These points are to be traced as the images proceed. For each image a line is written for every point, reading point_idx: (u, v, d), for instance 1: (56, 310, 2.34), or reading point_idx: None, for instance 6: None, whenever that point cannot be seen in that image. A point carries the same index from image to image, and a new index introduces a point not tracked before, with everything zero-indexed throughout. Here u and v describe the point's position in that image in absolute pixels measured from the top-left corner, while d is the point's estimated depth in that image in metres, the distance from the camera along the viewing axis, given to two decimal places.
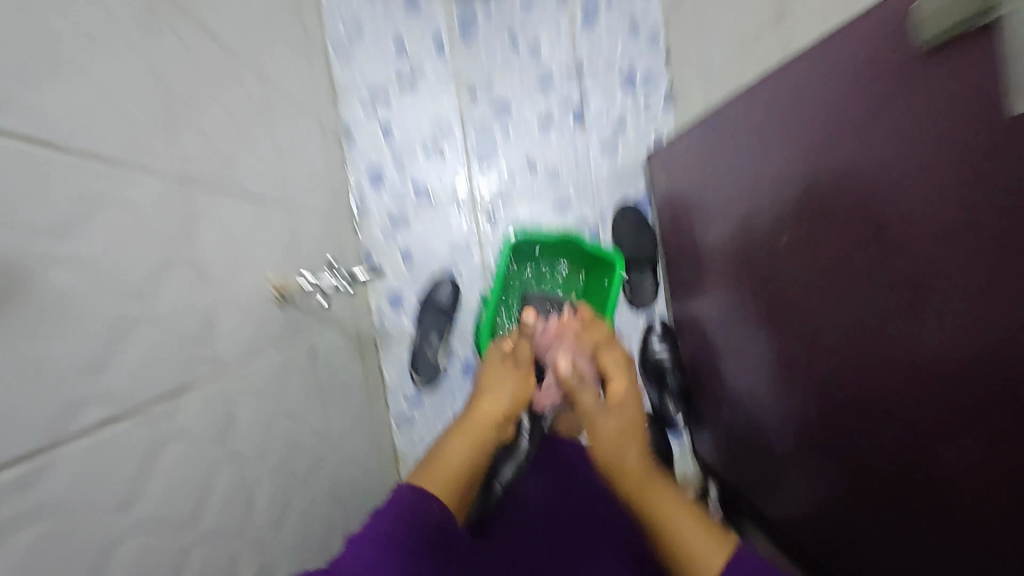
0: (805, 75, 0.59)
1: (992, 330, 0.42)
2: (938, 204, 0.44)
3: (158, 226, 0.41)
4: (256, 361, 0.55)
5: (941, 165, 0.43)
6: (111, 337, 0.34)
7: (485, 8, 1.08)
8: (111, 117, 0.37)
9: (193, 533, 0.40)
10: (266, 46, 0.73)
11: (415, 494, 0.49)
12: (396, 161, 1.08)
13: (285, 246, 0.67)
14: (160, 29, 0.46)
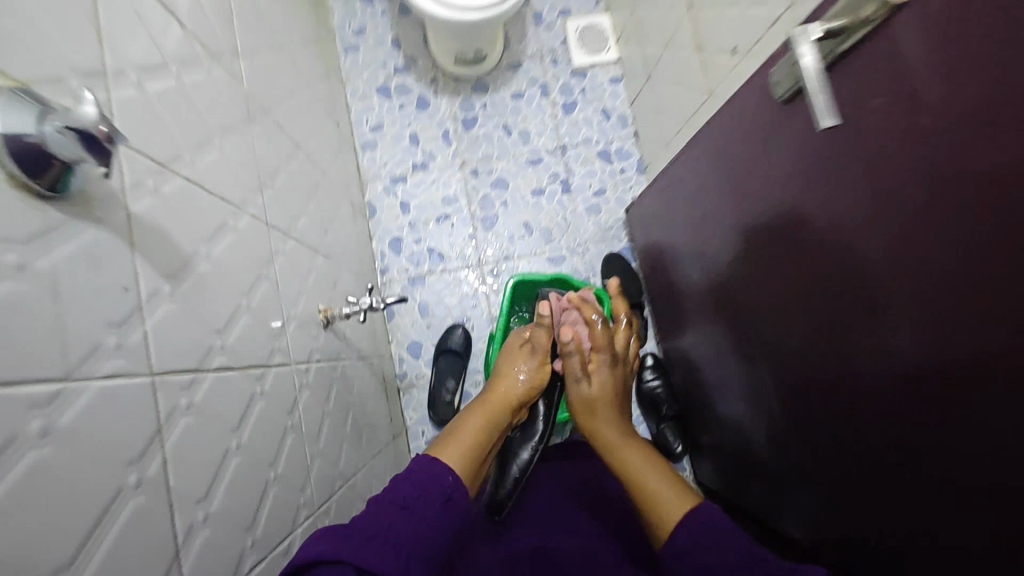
0: (723, 131, 0.78)
1: (853, 303, 0.55)
2: (896, 192, 0.46)
3: (254, 250, 0.58)
4: (309, 365, 0.70)
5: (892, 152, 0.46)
6: (229, 313, 0.50)
7: (481, 106, 1.32)
8: (229, 175, 0.56)
9: (274, 472, 0.53)
10: (313, 139, 0.95)
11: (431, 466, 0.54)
12: (413, 230, 1.28)
13: (328, 286, 0.84)
14: (251, 121, 0.66)
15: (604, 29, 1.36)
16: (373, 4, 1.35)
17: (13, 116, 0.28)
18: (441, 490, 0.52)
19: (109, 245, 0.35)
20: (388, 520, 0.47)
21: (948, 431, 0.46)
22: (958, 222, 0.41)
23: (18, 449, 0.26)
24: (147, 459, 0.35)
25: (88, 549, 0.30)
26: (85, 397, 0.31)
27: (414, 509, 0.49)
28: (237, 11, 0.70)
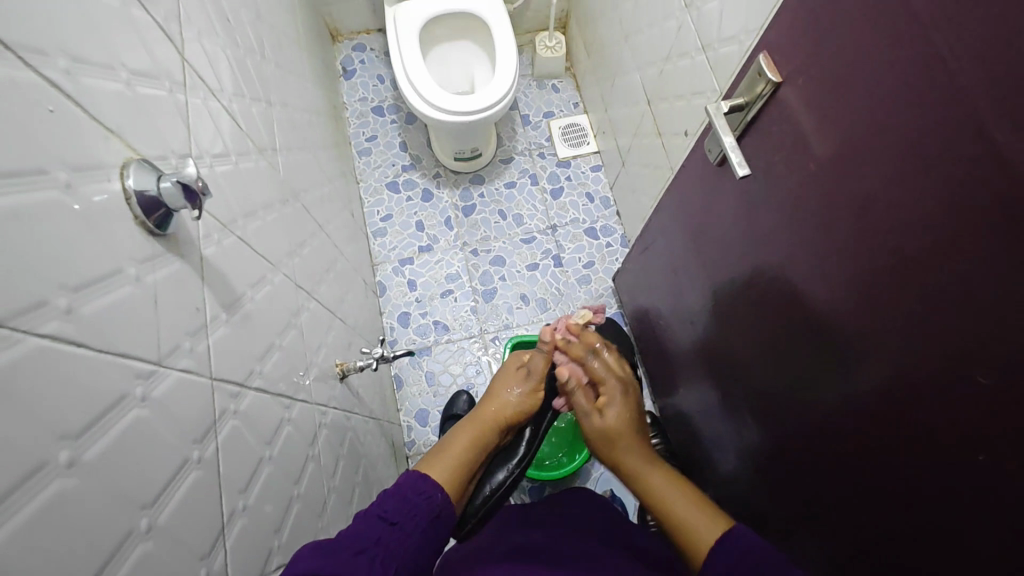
0: (680, 197, 0.91)
1: (815, 317, 0.63)
2: (836, 224, 0.56)
3: (285, 302, 0.69)
4: (328, 409, 0.78)
5: (826, 193, 0.57)
6: (265, 347, 0.60)
7: (479, 194, 1.50)
8: (267, 240, 0.68)
9: (297, 490, 0.60)
10: (332, 222, 1.10)
11: (414, 483, 0.58)
12: (419, 305, 1.39)
13: (345, 345, 0.94)
14: (285, 202, 0.80)
15: (583, 126, 1.56)
16: (384, 116, 1.57)
17: (142, 180, 0.41)
18: (425, 509, 0.56)
19: (189, 276, 0.47)
20: (374, 535, 0.51)
21: (901, 415, 0.53)
22: (896, 228, 0.49)
23: (127, 405, 0.35)
24: (205, 443, 0.43)
25: (164, 498, 0.37)
26: (160, 381, 0.39)
27: (401, 527, 0.53)
28: (277, 120, 0.87)
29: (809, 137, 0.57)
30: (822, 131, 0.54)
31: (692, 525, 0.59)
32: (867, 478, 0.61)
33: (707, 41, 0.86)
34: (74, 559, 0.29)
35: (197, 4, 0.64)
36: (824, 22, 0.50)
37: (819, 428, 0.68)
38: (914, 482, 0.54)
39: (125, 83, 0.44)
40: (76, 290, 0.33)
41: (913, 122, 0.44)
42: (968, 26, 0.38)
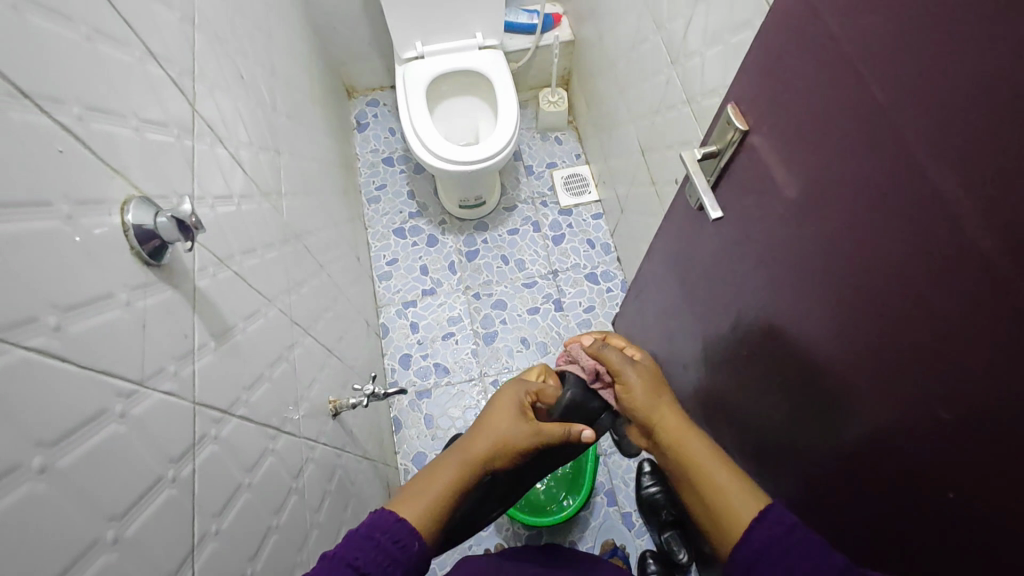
0: (667, 241, 0.93)
1: (800, 353, 0.63)
2: (814, 258, 0.57)
3: (278, 337, 0.72)
4: (317, 445, 0.79)
5: (802, 229, 0.58)
6: (253, 377, 0.62)
7: (482, 240, 1.54)
8: (265, 278, 0.72)
9: (276, 521, 0.61)
10: (335, 264, 1.14)
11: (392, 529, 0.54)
12: (421, 347, 1.41)
13: (339, 383, 0.96)
14: (285, 242, 0.84)
15: (584, 176, 1.61)
16: (393, 166, 1.65)
17: (141, 215, 0.45)
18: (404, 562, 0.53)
19: (181, 305, 0.50)
20: None
21: (880, 449, 0.54)
22: (870, 257, 0.49)
23: (106, 420, 0.38)
24: (182, 463, 0.45)
25: (134, 512, 0.39)
26: (140, 399, 0.42)
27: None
28: (284, 167, 0.93)
29: (778, 179, 0.59)
30: (792, 171, 0.56)
31: (723, 502, 0.53)
32: (864, 522, 0.59)
33: (691, 95, 0.91)
34: (39, 558, 0.31)
35: (213, 63, 0.71)
36: (782, 70, 0.53)
37: (808, 468, 0.67)
38: (911, 524, 0.51)
39: (135, 130, 0.49)
40: (67, 310, 0.36)
41: (872, 157, 0.46)
42: (902, 76, 0.41)
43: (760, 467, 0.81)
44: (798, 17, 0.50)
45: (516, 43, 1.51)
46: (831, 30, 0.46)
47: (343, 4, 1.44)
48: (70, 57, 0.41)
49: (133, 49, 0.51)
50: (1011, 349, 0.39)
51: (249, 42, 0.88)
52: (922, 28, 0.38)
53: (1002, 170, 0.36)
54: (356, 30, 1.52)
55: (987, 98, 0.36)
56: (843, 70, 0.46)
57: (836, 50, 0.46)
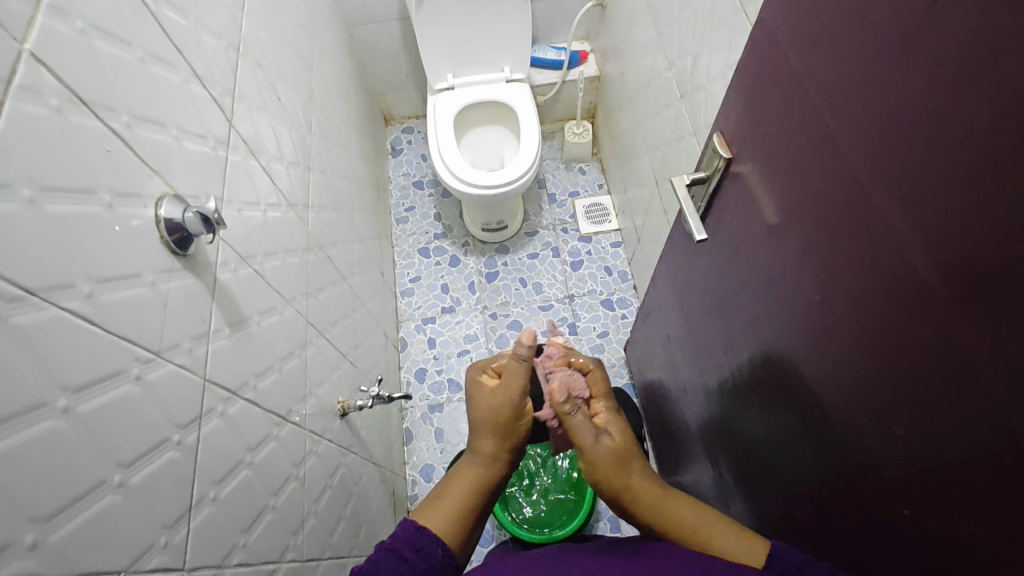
0: (668, 266, 0.96)
1: (784, 371, 0.65)
2: (792, 276, 0.59)
3: (293, 334, 0.78)
4: (322, 440, 0.84)
5: (780, 249, 0.60)
6: (265, 365, 0.68)
7: (503, 263, 1.60)
8: (285, 281, 0.79)
9: (273, 501, 0.65)
10: (358, 276, 1.21)
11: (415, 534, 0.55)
12: (436, 362, 1.46)
13: (349, 387, 1.01)
14: (308, 250, 0.91)
15: (606, 206, 1.66)
16: (423, 189, 1.74)
17: (172, 210, 0.52)
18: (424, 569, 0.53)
19: (201, 291, 0.56)
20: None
21: (854, 465, 0.55)
22: (838, 273, 0.51)
23: (122, 379, 0.43)
24: (188, 430, 0.51)
25: (139, 463, 0.44)
26: (155, 367, 0.47)
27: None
28: (314, 182, 1.01)
29: (758, 202, 0.62)
30: (769, 192, 0.59)
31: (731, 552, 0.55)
32: (846, 545, 0.58)
33: (697, 127, 0.95)
34: (54, 486, 0.36)
35: (254, 85, 0.80)
36: (760, 98, 0.57)
37: (793, 489, 0.68)
38: (889, 545, 0.51)
39: (175, 138, 0.56)
40: (100, 282, 0.42)
41: (833, 178, 0.49)
42: (852, 105, 0.45)
43: (751, 492, 0.81)
44: (771, 53, 0.54)
45: (544, 77, 1.59)
46: (796, 64, 0.50)
47: (384, 40, 1.56)
48: (123, 74, 0.49)
49: (180, 71, 0.59)
50: (952, 363, 0.40)
51: (290, 69, 0.97)
52: (866, 61, 0.42)
53: (935, 191, 0.39)
54: (395, 63, 1.64)
55: (921, 124, 0.39)
56: (806, 100, 0.50)
57: (801, 83, 0.50)
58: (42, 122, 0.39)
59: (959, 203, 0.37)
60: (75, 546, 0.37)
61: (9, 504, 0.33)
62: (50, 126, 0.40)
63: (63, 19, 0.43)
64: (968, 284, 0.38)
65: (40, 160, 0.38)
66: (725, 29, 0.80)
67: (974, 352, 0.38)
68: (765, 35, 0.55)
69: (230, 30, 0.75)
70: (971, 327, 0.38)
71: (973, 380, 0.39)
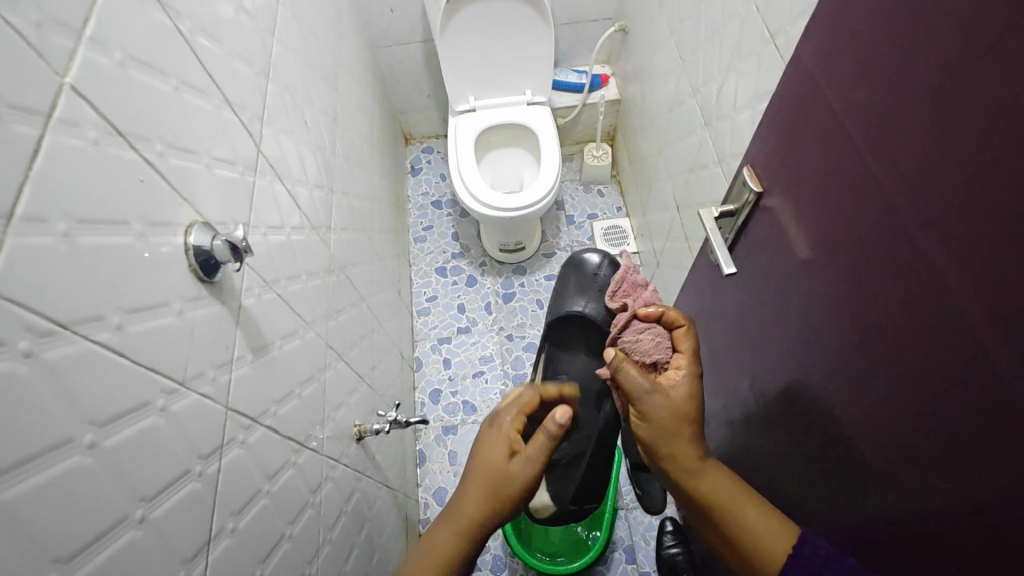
0: (692, 294, 0.95)
1: (812, 411, 0.63)
2: (823, 315, 0.57)
3: (313, 358, 0.78)
4: (338, 466, 0.83)
5: (812, 287, 0.59)
6: (286, 391, 0.68)
7: (520, 284, 1.59)
8: (306, 306, 0.79)
9: (290, 530, 0.64)
10: (377, 296, 1.21)
11: None
12: (451, 383, 1.45)
13: (366, 409, 1.00)
14: (329, 272, 0.91)
15: (624, 228, 1.65)
16: (441, 209, 1.74)
17: (201, 238, 0.52)
18: None
19: (227, 319, 0.56)
20: None
21: (885, 515, 0.52)
22: (874, 316, 0.49)
23: (149, 411, 0.43)
24: (209, 460, 0.50)
25: (161, 496, 0.43)
26: (180, 398, 0.47)
27: None
28: (336, 205, 1.01)
29: (791, 237, 0.61)
30: (802, 228, 0.58)
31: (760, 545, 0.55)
32: None
33: (721, 156, 0.94)
34: (77, 525, 0.35)
35: (282, 110, 0.81)
36: (794, 133, 0.56)
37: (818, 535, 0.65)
38: None
39: (206, 165, 0.57)
40: (129, 313, 0.42)
41: (871, 217, 0.48)
42: (890, 146, 0.44)
43: None
44: (807, 90, 0.53)
45: (564, 100, 1.60)
46: (833, 103, 0.50)
47: (407, 62, 1.58)
48: (159, 104, 0.50)
49: (213, 98, 0.60)
50: (994, 419, 0.38)
51: (317, 93, 0.99)
52: (908, 101, 0.41)
53: (978, 238, 0.37)
54: (417, 84, 1.66)
55: (964, 170, 0.37)
56: (844, 139, 0.49)
57: (837, 122, 0.50)
58: (80, 156, 0.39)
59: (1002, 253, 0.36)
60: None
61: (33, 542, 0.32)
62: (87, 158, 0.40)
63: (103, 51, 0.43)
64: (1011, 340, 0.36)
65: (77, 193, 0.39)
66: (754, 60, 0.80)
67: (1015, 410, 0.36)
68: (801, 72, 0.54)
69: (261, 57, 0.76)
70: (1012, 383, 0.36)
71: (1011, 438, 0.37)
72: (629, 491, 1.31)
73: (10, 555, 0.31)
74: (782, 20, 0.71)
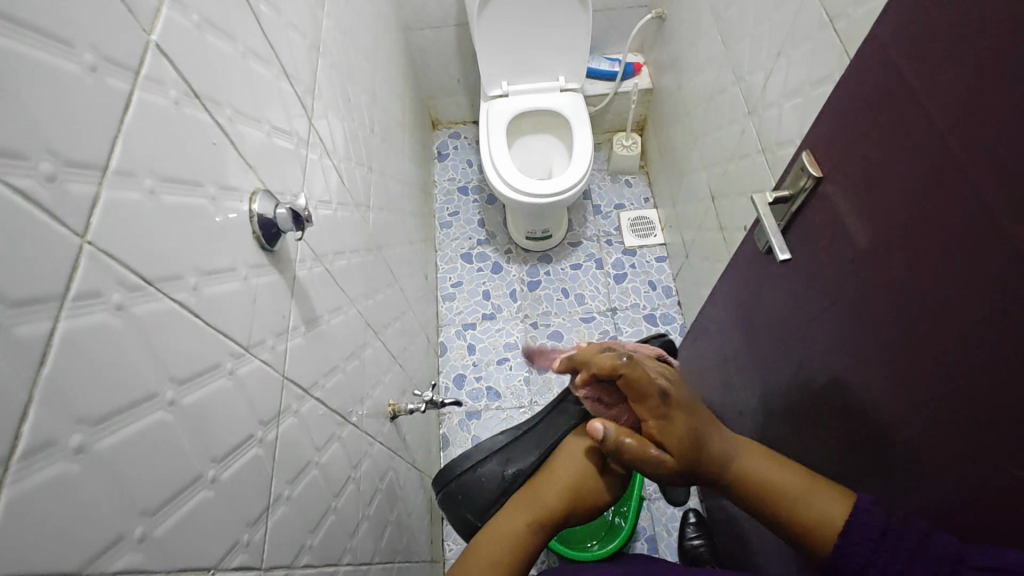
0: (734, 285, 0.94)
1: (858, 402, 0.62)
2: (877, 303, 0.57)
3: (355, 334, 0.78)
4: (374, 443, 0.83)
5: (866, 275, 0.58)
6: (332, 364, 0.68)
7: (545, 272, 1.59)
8: (350, 284, 0.79)
9: (335, 503, 0.65)
10: (407, 277, 1.21)
11: None
12: (475, 368, 1.45)
13: (398, 390, 1.00)
14: (368, 251, 0.91)
15: (651, 219, 1.64)
16: (468, 195, 1.74)
17: (264, 206, 0.52)
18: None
19: (283, 288, 0.56)
20: None
21: (935, 507, 0.51)
22: (937, 302, 0.49)
23: (220, 373, 0.43)
24: (269, 427, 0.51)
25: (229, 459, 0.44)
26: (245, 364, 0.47)
27: None
28: (374, 184, 1.01)
29: (847, 224, 0.60)
30: (862, 214, 0.57)
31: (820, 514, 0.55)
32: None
33: (766, 144, 0.93)
34: (160, 479, 0.36)
35: (329, 86, 0.81)
36: (863, 117, 0.55)
37: None
38: None
39: (266, 134, 0.57)
40: (203, 275, 0.42)
41: (942, 201, 0.47)
42: (977, 127, 0.43)
43: None
44: (881, 70, 0.52)
45: (596, 88, 1.59)
46: (911, 83, 0.49)
47: (439, 45, 1.57)
48: (228, 70, 0.50)
49: (273, 68, 0.60)
50: None
51: (358, 71, 0.98)
52: (999, 81, 0.40)
53: None
54: (448, 69, 1.65)
55: None
56: (921, 122, 0.48)
57: (915, 103, 0.49)
58: (162, 113, 0.39)
59: None
60: (174, 539, 0.37)
61: (124, 493, 0.33)
62: (169, 116, 0.40)
63: (182, 11, 0.43)
64: None
65: (160, 152, 0.39)
66: (808, 45, 0.78)
67: None
68: (877, 52, 0.53)
69: (313, 31, 0.76)
70: None
71: None
72: (652, 482, 1.31)
73: (102, 504, 0.31)
74: (843, 4, 0.69)
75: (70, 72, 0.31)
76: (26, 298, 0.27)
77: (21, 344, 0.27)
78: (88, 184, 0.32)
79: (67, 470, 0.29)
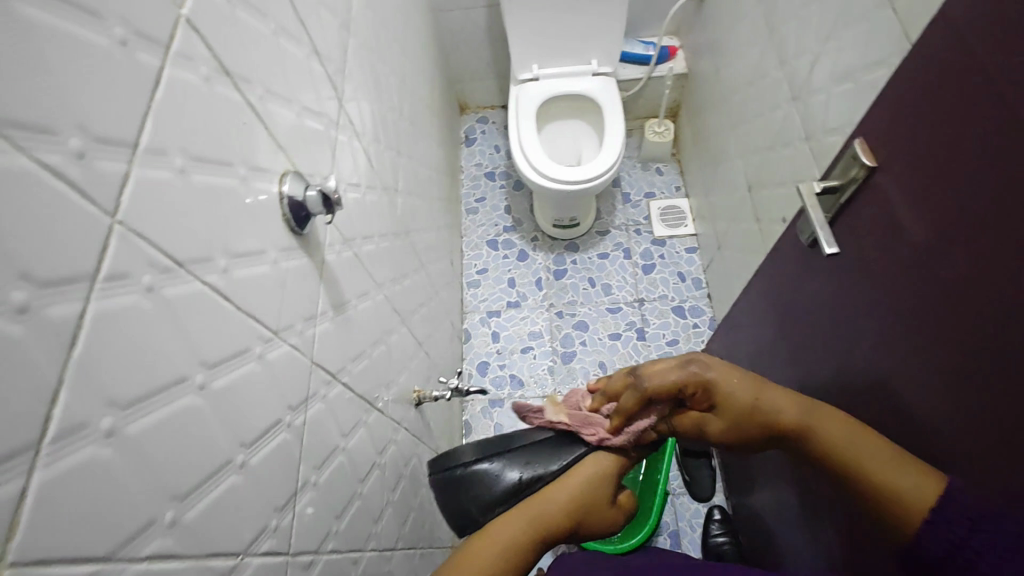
0: (770, 277, 0.91)
1: (903, 405, 0.59)
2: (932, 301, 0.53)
3: (382, 319, 0.78)
4: (399, 429, 0.83)
5: (920, 271, 0.54)
6: (359, 350, 0.68)
7: (572, 260, 1.57)
8: (377, 269, 0.78)
9: (360, 489, 0.64)
10: (433, 263, 1.20)
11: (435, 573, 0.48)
12: (499, 356, 1.44)
13: (423, 376, 1.00)
14: (396, 235, 0.90)
15: (682, 209, 1.60)
16: (494, 181, 1.72)
17: (294, 188, 0.51)
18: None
19: (312, 272, 0.55)
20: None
21: None
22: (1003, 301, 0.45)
23: (250, 357, 0.43)
24: (297, 412, 0.50)
25: (258, 443, 0.43)
26: (275, 349, 0.47)
27: None
28: (402, 168, 1.00)
29: (901, 217, 0.56)
30: (920, 205, 0.53)
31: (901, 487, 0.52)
32: None
33: (810, 132, 0.89)
34: (191, 464, 0.35)
35: (359, 66, 0.79)
36: (926, 102, 0.52)
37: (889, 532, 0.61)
38: None
39: (297, 114, 0.56)
40: (234, 257, 0.42)
41: (1012, 194, 0.43)
42: None
43: (829, 513, 0.74)
44: (949, 52, 0.49)
45: (629, 72, 1.54)
46: (983, 66, 0.45)
47: (468, 27, 1.54)
48: (260, 47, 0.49)
49: (305, 47, 0.59)
50: None
51: (388, 52, 0.97)
52: None
53: None
54: (477, 52, 1.62)
55: None
56: (992, 107, 0.44)
57: (987, 87, 0.45)
58: (193, 91, 0.38)
59: None
60: (204, 522, 0.36)
61: (156, 476, 0.32)
62: (201, 95, 0.39)
63: None
64: None
65: (191, 131, 0.38)
66: (862, 25, 0.74)
67: None
68: (944, 32, 0.49)
69: (344, 10, 0.74)
70: None
71: None
72: (677, 477, 1.30)
73: (133, 487, 0.31)
74: None
75: (100, 46, 0.30)
76: (57, 279, 0.26)
77: (52, 325, 0.26)
78: (118, 162, 0.31)
79: (99, 454, 0.28)
